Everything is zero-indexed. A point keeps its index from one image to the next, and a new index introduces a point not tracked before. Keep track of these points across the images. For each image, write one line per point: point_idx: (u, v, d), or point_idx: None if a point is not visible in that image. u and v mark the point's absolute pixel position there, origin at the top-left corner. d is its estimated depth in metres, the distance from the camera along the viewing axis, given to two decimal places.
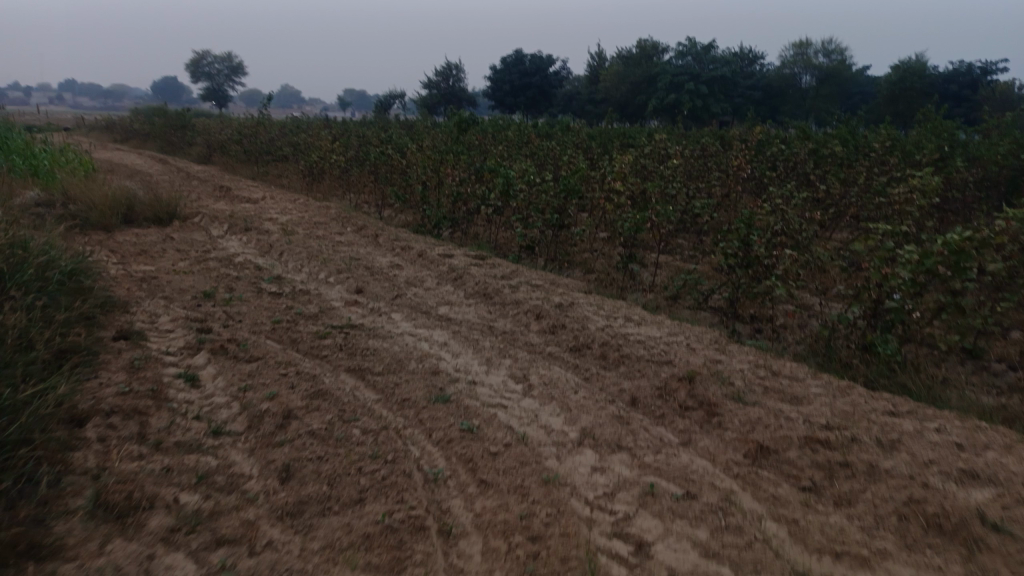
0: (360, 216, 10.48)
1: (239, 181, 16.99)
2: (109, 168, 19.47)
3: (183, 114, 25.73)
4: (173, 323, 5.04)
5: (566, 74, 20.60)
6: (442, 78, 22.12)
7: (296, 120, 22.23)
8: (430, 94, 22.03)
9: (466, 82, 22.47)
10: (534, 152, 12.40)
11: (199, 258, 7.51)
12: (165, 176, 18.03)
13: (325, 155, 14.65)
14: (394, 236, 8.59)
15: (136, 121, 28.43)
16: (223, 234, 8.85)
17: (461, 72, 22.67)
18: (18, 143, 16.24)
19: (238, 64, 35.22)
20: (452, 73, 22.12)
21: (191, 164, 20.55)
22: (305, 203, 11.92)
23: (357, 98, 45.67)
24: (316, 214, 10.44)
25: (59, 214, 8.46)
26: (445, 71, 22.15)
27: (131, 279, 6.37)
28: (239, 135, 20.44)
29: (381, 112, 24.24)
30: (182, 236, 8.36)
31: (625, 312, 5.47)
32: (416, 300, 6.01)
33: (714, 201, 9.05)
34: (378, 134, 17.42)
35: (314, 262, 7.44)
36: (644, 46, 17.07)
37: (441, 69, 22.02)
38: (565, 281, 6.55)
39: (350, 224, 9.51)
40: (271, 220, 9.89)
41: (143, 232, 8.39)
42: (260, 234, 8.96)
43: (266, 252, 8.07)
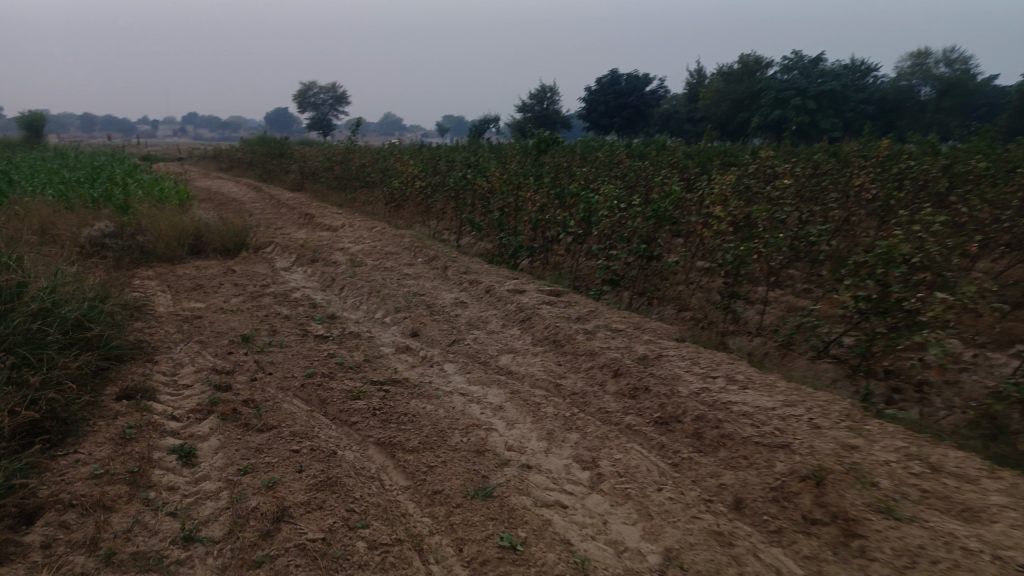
0: (434, 245, 9.83)
1: (326, 208, 16.90)
2: (207, 197, 19.92)
3: (281, 142, 26.28)
4: (194, 376, 4.42)
5: (664, 93, 19.43)
6: (536, 101, 21.59)
7: (388, 146, 22.19)
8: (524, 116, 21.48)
9: (560, 104, 21.75)
10: (626, 173, 11.43)
11: (255, 293, 7.00)
12: (257, 204, 18.21)
13: (409, 180, 14.21)
14: (465, 268, 7.84)
15: (241, 151, 29.47)
16: (288, 267, 8.38)
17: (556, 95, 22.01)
18: (120, 174, 16.82)
19: (341, 94, 36.15)
20: (546, 95, 21.50)
21: (284, 192, 20.76)
22: (382, 231, 11.43)
23: (454, 124, 45.81)
24: (389, 243, 9.88)
25: (125, 246, 8.23)
26: (540, 93, 21.57)
27: (173, 319, 5.88)
28: (330, 162, 20.48)
29: (473, 136, 23.91)
30: (243, 269, 7.94)
31: (725, 368, 4.44)
32: (475, 347, 5.18)
33: (830, 226, 7.81)
34: (465, 158, 16.92)
35: (373, 298, 6.78)
36: (746, 61, 15.68)
37: (534, 92, 21.46)
38: (652, 324, 5.56)
39: (421, 254, 8.86)
40: (342, 250, 9.39)
41: (206, 264, 8.02)
42: (326, 266, 8.44)
43: (327, 286, 7.50)
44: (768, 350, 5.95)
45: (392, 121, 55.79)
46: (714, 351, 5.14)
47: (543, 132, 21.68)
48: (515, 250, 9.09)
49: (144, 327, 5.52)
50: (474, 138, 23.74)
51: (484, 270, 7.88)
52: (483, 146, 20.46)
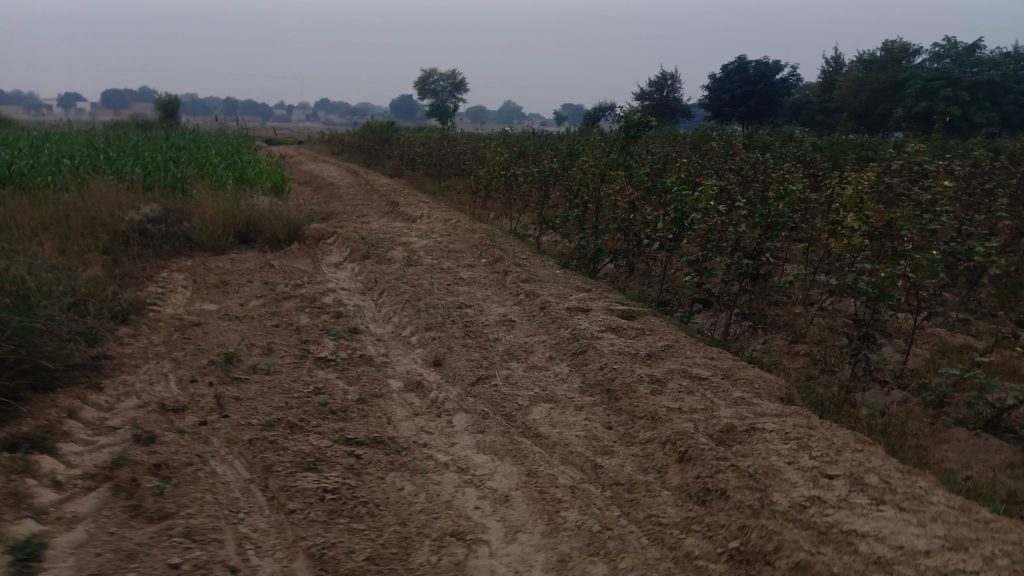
0: (507, 245, 8.65)
1: (415, 196, 16.14)
2: (305, 182, 19.74)
3: (388, 126, 25.91)
4: (130, 414, 3.45)
5: (798, 81, 17.21)
6: (656, 89, 19.89)
7: (490, 134, 21.23)
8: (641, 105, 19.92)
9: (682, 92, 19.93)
10: (740, 166, 9.77)
11: (279, 293, 6.08)
12: (351, 190, 17.71)
13: (499, 168, 13.07)
14: (528, 275, 6.62)
15: (349, 135, 29.49)
16: (334, 264, 7.48)
17: (678, 83, 20.20)
18: (217, 156, 16.79)
19: (462, 81, 35.64)
20: (667, 83, 19.74)
21: (382, 178, 20.23)
22: (458, 224, 10.36)
23: (569, 112, 44.69)
24: (457, 239, 8.78)
25: (167, 234, 7.61)
26: (659, 81, 19.84)
27: (166, 326, 5.01)
28: (427, 149, 19.71)
29: (587, 125, 22.58)
30: (282, 264, 7.08)
31: (848, 462, 2.98)
32: (504, 391, 3.95)
33: (1004, 242, 5.96)
34: (565, 147, 15.59)
35: (408, 308, 5.70)
36: (890, 47, 13.53)
37: (654, 79, 19.78)
38: (746, 370, 4.13)
39: (485, 255, 7.70)
40: (403, 245, 8.41)
41: (244, 257, 7.24)
42: (378, 263, 7.44)
43: (366, 290, 6.48)
44: (911, 415, 4.35)
45: (510, 109, 55.05)
46: (833, 424, 3.65)
47: (662, 122, 19.99)
48: (595, 255, 7.73)
49: (125, 336, 4.67)
50: (583, 126, 22.30)
51: (552, 279, 6.62)
52: (589, 135, 19.03)
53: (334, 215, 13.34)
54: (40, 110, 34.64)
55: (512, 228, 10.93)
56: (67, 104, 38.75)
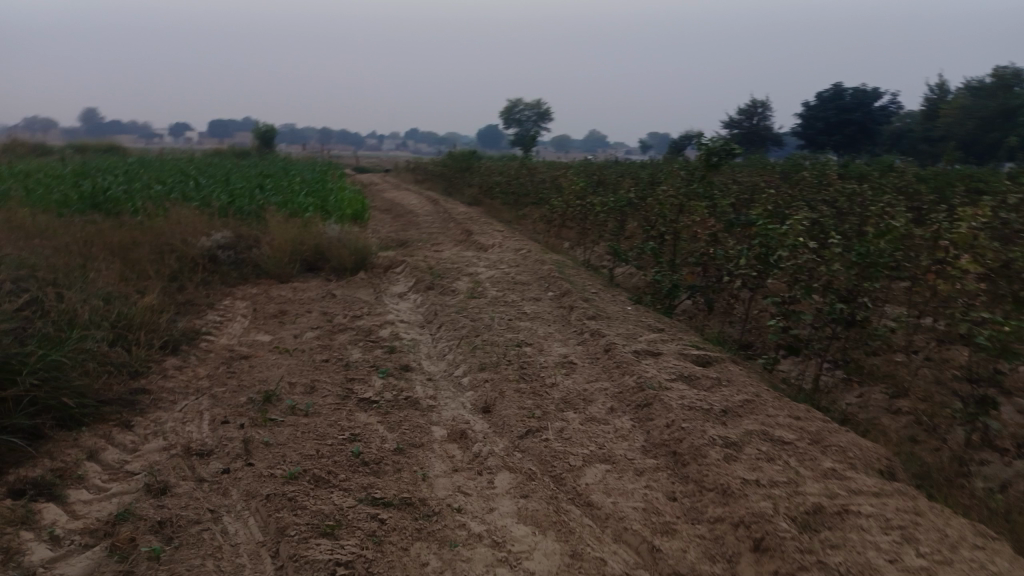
0: (577, 278, 8.24)
1: (491, 224, 15.97)
2: (386, 209, 19.97)
3: (470, 155, 26.06)
4: (152, 458, 3.23)
5: (897, 109, 16.09)
6: (744, 117, 19.14)
7: (569, 163, 20.97)
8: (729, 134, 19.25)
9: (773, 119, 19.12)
10: (834, 197, 9.05)
11: (336, 324, 5.88)
12: (429, 217, 17.76)
13: (576, 197, 12.72)
14: (596, 312, 6.19)
15: (432, 164, 29.87)
16: (397, 295, 7.27)
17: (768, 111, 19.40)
18: (301, 183, 17.17)
19: (546, 110, 35.65)
20: (757, 110, 18.92)
21: (461, 206, 20.23)
22: (530, 254, 10.05)
23: (656, 140, 44.07)
24: (526, 270, 8.44)
25: (236, 261, 7.61)
26: (749, 109, 19.05)
27: (215, 357, 4.87)
28: (506, 177, 19.60)
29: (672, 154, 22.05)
30: (344, 293, 6.92)
31: (971, 564, 2.39)
32: (555, 447, 3.54)
33: None
34: (647, 176, 15.11)
35: (465, 345, 5.37)
36: (1002, 73, 12.35)
37: (743, 106, 19.03)
38: (838, 434, 3.57)
39: (553, 289, 7.33)
40: (470, 276, 8.14)
41: (307, 286, 7.12)
42: (441, 295, 7.19)
43: (425, 323, 6.21)
44: None
45: (595, 138, 54.81)
46: (945, 507, 3.05)
47: (750, 150, 19.19)
48: (671, 291, 7.21)
49: (171, 367, 4.53)
50: (666, 155, 21.71)
51: (622, 317, 6.16)
52: (672, 164, 18.45)
53: (408, 243, 13.30)
54: (149, 140, 36.83)
55: (585, 260, 10.52)
56: (173, 134, 41.11)
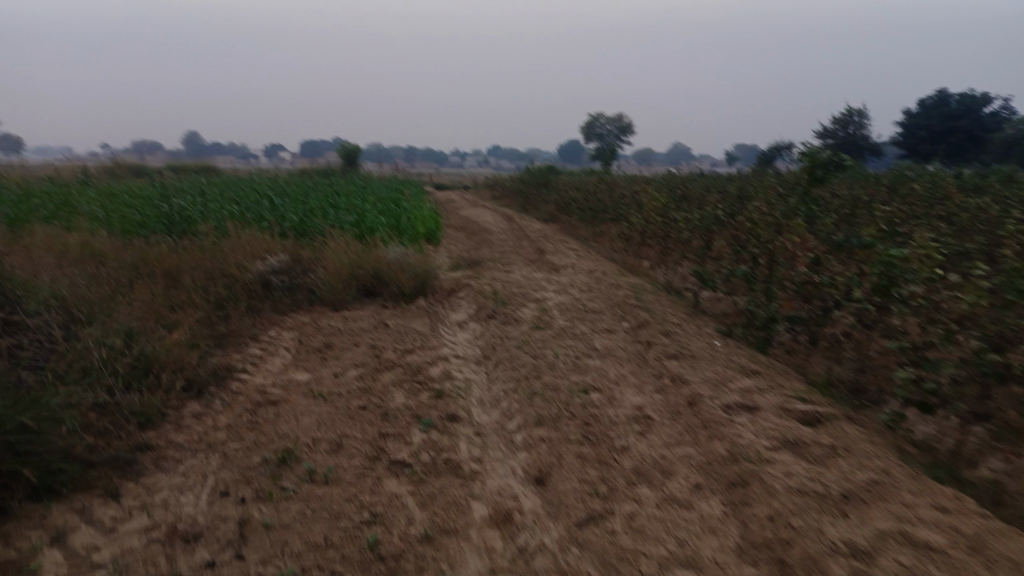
0: (657, 304, 7.39)
1: (567, 243, 15.25)
2: (461, 227, 19.59)
3: (547, 171, 25.43)
4: (126, 544, 2.67)
5: (1011, 114, 14.45)
6: (839, 126, 17.72)
7: (650, 177, 20.03)
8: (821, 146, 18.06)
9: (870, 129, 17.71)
10: (956, 213, 7.88)
11: (384, 360, 5.28)
12: (503, 235, 17.19)
13: (656, 214, 11.82)
14: (679, 350, 5.36)
15: (510, 181, 29.43)
16: (456, 324, 6.63)
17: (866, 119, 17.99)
18: (375, 201, 16.94)
19: (629, 124, 34.72)
20: (851, 121, 17.61)
21: (537, 223, 19.60)
22: (606, 276, 9.24)
23: (744, 151, 42.27)
24: (600, 296, 7.66)
25: (290, 287, 7.18)
26: (843, 118, 17.73)
27: (242, 402, 4.34)
28: (583, 193, 18.85)
29: (760, 166, 20.79)
30: (398, 322, 6.33)
31: None
32: (623, 543, 2.77)
33: None
34: (735, 191, 14.03)
35: (523, 389, 4.64)
36: None
37: (837, 116, 17.74)
38: (1008, 540, 2.65)
39: (629, 319, 6.53)
40: (537, 303, 7.43)
41: (360, 313, 6.58)
42: (503, 326, 6.50)
43: (483, 359, 5.52)
44: None
45: (677, 150, 53.29)
46: None
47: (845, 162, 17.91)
48: (766, 323, 6.28)
49: (189, 415, 4.03)
50: (754, 168, 20.43)
51: (709, 356, 5.31)
52: (760, 178, 17.24)
53: (479, 264, 12.73)
54: (242, 159, 38.11)
55: (666, 283, 9.63)
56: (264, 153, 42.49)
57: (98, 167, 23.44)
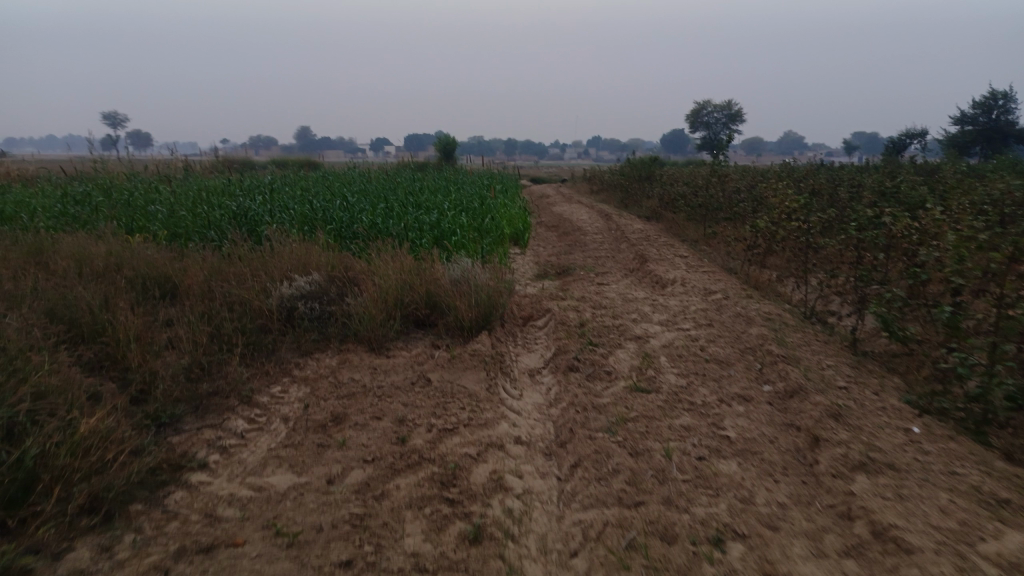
0: (806, 350, 5.36)
1: (673, 246, 13.20)
2: (553, 226, 17.84)
3: (651, 162, 23.20)
4: None
5: None
6: (981, 111, 15.99)
7: (766, 168, 17.61)
8: (961, 132, 16.27)
9: (1017, 113, 15.81)
10: None
11: (407, 451, 3.56)
12: (599, 236, 15.27)
13: (787, 217, 9.61)
14: (864, 455, 3.38)
15: (608, 174, 27.45)
16: (527, 380, 4.84)
17: (1012, 101, 16.10)
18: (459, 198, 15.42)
19: (740, 112, 31.78)
20: (998, 103, 15.75)
21: (638, 221, 17.58)
22: (727, 299, 7.23)
23: (862, 139, 38.45)
24: (724, 333, 5.70)
25: (317, 316, 5.60)
26: (985, 101, 15.93)
27: (166, 542, 2.76)
28: (691, 187, 16.67)
29: (892, 154, 18.11)
30: (443, 375, 4.61)
31: None
32: None
33: None
34: (882, 185, 11.50)
35: (614, 533, 2.82)
36: None
37: (980, 99, 15.88)
38: None
39: (771, 382, 4.56)
40: (637, 343, 5.54)
41: (397, 358, 4.90)
42: (590, 385, 4.65)
43: (555, 450, 3.71)
44: None
45: (788, 139, 49.40)
46: None
47: (987, 150, 16.15)
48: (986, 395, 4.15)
49: None
50: (887, 156, 17.58)
51: (914, 466, 3.31)
52: (907, 169, 14.47)
53: (568, 274, 10.94)
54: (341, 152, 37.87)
55: (805, 312, 7.49)
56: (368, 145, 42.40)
57: (198, 158, 23.31)
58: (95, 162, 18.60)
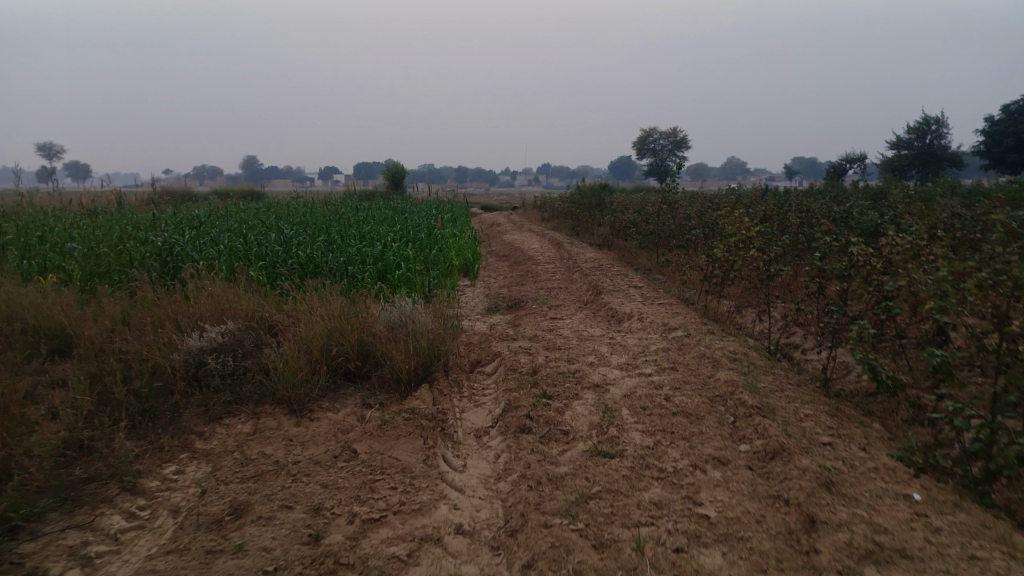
0: (781, 397, 4.85)
1: (626, 276, 12.77)
2: (503, 256, 17.30)
3: (600, 189, 22.96)
4: None
5: None
6: (915, 136, 16.18)
7: (715, 194, 17.46)
8: (898, 157, 16.41)
9: (951, 138, 16.03)
10: None
11: (320, 556, 2.88)
12: (551, 266, 14.75)
13: (744, 245, 9.24)
14: (870, 541, 2.84)
15: (557, 201, 27.14)
16: (470, 445, 4.20)
17: (945, 126, 16.33)
18: (404, 229, 14.77)
19: (685, 139, 31.93)
20: (932, 128, 15.94)
21: (590, 250, 17.17)
22: (689, 336, 6.72)
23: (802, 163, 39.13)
24: (690, 379, 5.16)
25: (230, 373, 4.87)
26: (920, 126, 16.12)
27: None
28: (641, 214, 16.36)
29: (834, 179, 18.20)
30: (372, 444, 3.93)
31: None
32: None
33: None
34: (833, 209, 11.28)
35: None
36: None
37: (915, 124, 16.05)
38: None
39: (748, 441, 4.02)
40: (596, 394, 4.96)
41: (320, 425, 4.21)
42: (544, 449, 4.03)
43: (503, 542, 3.08)
44: None
45: (731, 165, 50.21)
46: None
47: (924, 175, 16.30)
48: (988, 452, 3.68)
49: None
50: (829, 181, 17.61)
51: (929, 553, 2.78)
52: (853, 193, 14.40)
53: (519, 308, 10.35)
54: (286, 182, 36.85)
55: (770, 347, 7.03)
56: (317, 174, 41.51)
57: (131, 188, 22.14)
58: (20, 195, 17.36)
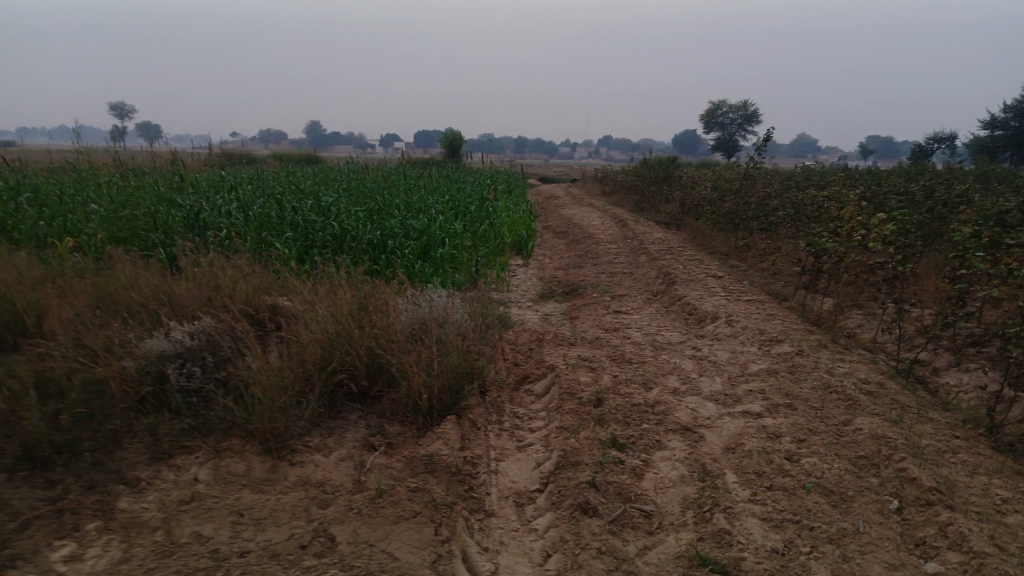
0: (957, 464, 3.36)
1: (701, 261, 11.20)
2: (561, 233, 15.85)
3: (669, 161, 21.14)
4: None
5: None
6: (1009, 115, 13.84)
7: (798, 170, 15.53)
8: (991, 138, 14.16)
9: None
10: None
11: None
12: (614, 246, 13.22)
13: (854, 232, 7.58)
14: None
15: (619, 175, 25.39)
16: (505, 530, 2.87)
17: None
18: (455, 198, 13.44)
19: (756, 112, 29.14)
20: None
21: (657, 229, 15.57)
22: (799, 352, 5.23)
23: (877, 142, 36.12)
24: (819, 427, 3.70)
25: (197, 388, 3.64)
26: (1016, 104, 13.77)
27: None
28: (716, 191, 14.66)
29: (918, 159, 16.06)
30: (360, 530, 2.64)
31: None
32: None
33: None
34: (944, 190, 9.45)
35: None
36: None
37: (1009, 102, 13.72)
38: None
39: (935, 556, 2.58)
40: (686, 443, 3.56)
41: (292, 492, 2.94)
42: (616, 546, 2.68)
43: None
44: None
45: (801, 142, 47.13)
46: None
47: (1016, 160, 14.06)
48: None
49: None
50: (917, 161, 15.45)
51: None
52: (958, 173, 12.36)
53: (577, 296, 8.95)
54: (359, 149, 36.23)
55: (898, 370, 5.49)
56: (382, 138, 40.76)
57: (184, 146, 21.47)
58: (72, 152, 16.66)
